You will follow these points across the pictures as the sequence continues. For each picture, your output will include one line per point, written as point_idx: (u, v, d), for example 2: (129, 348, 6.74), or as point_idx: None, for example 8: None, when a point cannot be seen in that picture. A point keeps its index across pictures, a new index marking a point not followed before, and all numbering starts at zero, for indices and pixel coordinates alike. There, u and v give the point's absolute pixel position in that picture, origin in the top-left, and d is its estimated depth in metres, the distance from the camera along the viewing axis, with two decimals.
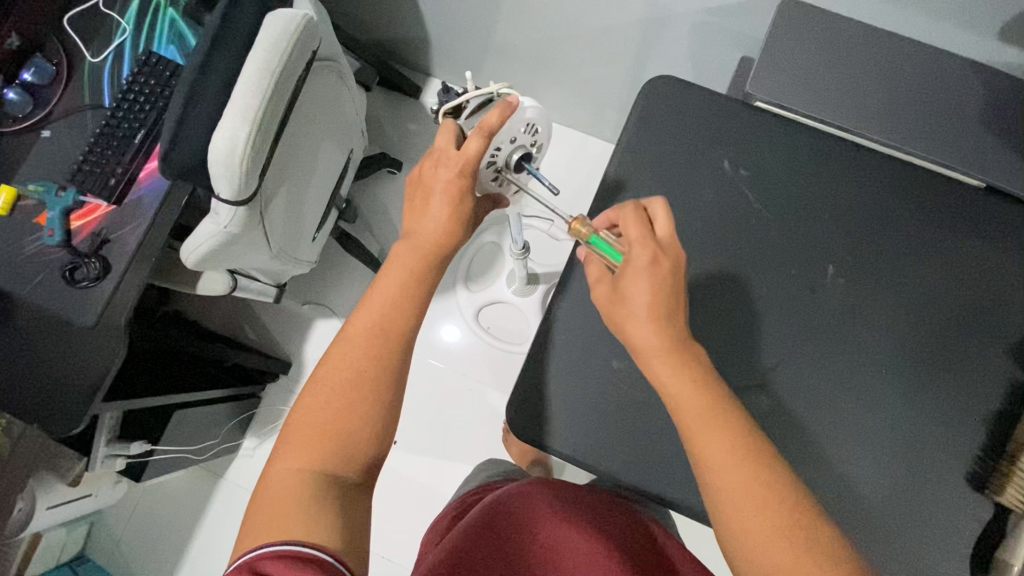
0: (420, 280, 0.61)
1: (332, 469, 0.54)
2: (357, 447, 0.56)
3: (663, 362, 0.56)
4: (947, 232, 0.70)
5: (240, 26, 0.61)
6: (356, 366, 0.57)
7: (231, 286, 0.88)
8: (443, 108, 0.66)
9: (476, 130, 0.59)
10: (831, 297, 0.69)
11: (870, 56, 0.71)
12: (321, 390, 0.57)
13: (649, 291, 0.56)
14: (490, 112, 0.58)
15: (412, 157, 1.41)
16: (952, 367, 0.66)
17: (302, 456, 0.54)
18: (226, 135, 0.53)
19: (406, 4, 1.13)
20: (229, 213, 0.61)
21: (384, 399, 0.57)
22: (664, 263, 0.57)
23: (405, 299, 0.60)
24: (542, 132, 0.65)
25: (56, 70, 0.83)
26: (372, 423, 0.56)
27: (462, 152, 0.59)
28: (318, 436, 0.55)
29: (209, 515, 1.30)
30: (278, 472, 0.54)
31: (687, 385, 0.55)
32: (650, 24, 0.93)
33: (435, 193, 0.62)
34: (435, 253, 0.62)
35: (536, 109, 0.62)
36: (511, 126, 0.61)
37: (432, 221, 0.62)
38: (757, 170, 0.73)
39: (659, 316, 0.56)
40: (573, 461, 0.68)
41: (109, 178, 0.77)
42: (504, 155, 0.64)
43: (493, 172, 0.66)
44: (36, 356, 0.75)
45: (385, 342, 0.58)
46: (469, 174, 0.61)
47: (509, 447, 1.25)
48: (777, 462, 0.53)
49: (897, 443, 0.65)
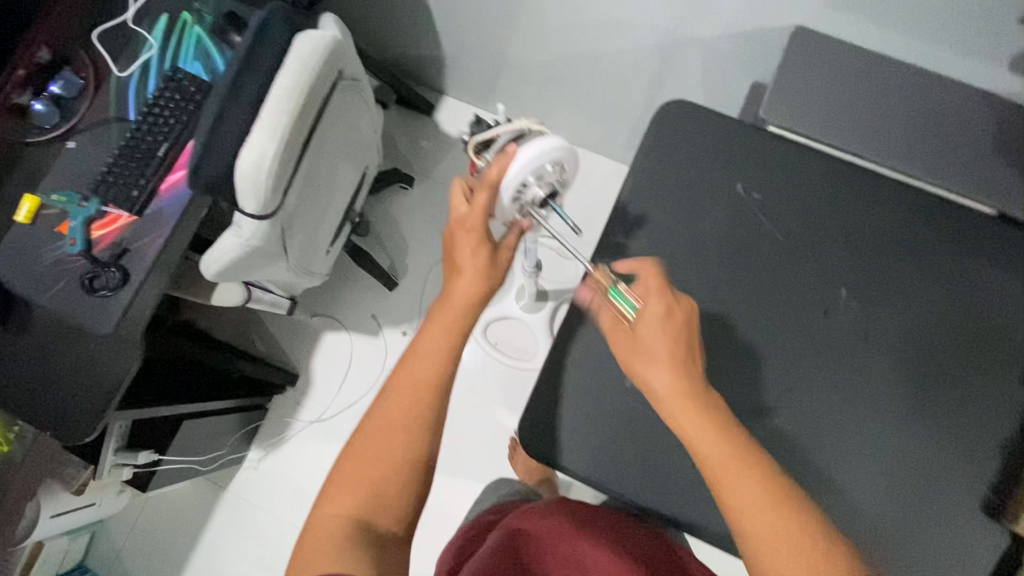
0: (457, 337, 0.65)
1: (369, 517, 0.60)
2: (392, 499, 0.61)
3: (684, 409, 0.56)
4: (961, 258, 0.70)
5: (269, 47, 0.63)
6: (392, 423, 0.63)
7: (244, 298, 0.90)
8: (471, 141, 0.64)
9: (482, 186, 0.60)
10: (844, 321, 0.69)
11: (879, 85, 0.73)
12: (360, 443, 0.63)
13: (667, 340, 0.58)
14: (492, 166, 0.60)
15: (424, 173, 1.43)
16: (966, 393, 0.66)
17: (343, 502, 0.61)
18: (255, 151, 0.54)
19: (424, 26, 1.16)
20: (252, 226, 0.62)
21: (416, 453, 0.62)
22: (678, 313, 0.59)
23: (438, 359, 0.65)
24: (568, 168, 0.63)
25: (84, 83, 0.85)
26: (404, 475, 0.62)
27: (475, 207, 0.62)
28: (358, 486, 0.61)
29: (213, 527, 1.30)
30: (321, 516, 0.60)
31: (709, 433, 0.56)
32: (664, 48, 0.95)
33: (465, 256, 0.64)
34: (467, 313, 0.65)
35: (564, 148, 0.60)
36: (533, 166, 0.58)
37: (465, 280, 0.64)
38: (771, 193, 0.74)
39: (677, 366, 0.57)
40: (584, 480, 0.68)
41: (132, 190, 0.78)
42: (530, 192, 0.62)
43: (518, 208, 0.64)
44: (52, 363, 0.76)
45: (417, 398, 0.63)
46: (484, 228, 0.63)
47: (515, 465, 1.25)
48: (802, 503, 0.54)
49: (912, 469, 0.65)
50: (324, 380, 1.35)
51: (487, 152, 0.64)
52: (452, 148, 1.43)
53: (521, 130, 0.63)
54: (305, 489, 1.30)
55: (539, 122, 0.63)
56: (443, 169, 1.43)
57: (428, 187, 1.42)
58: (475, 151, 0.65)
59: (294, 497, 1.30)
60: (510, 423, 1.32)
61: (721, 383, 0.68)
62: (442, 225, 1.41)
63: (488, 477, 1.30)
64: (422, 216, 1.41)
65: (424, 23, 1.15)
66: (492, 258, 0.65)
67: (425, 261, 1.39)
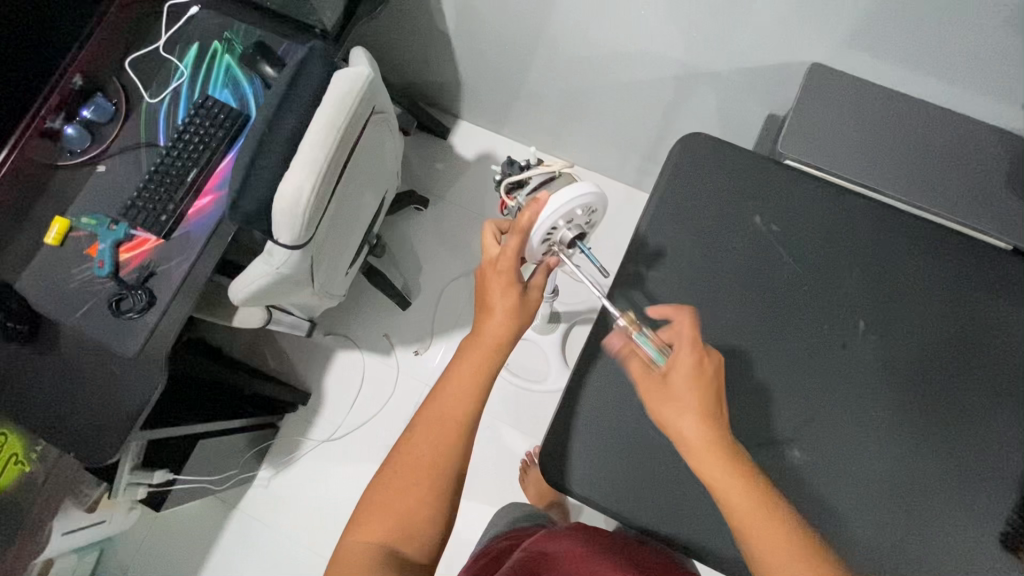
0: (485, 374, 0.68)
1: (395, 546, 0.61)
2: (418, 529, 0.62)
3: (709, 457, 0.59)
4: (978, 293, 0.71)
5: (306, 88, 0.67)
6: (420, 455, 0.65)
7: (266, 318, 0.95)
8: (507, 182, 0.76)
9: (513, 231, 0.65)
10: (862, 354, 0.70)
11: (893, 122, 0.75)
12: (388, 473, 0.65)
13: (694, 391, 0.61)
14: (523, 213, 0.64)
15: (437, 194, 1.45)
16: (986, 428, 0.67)
17: (370, 532, 0.62)
18: (293, 186, 0.58)
19: (443, 53, 1.19)
20: (283, 256, 0.65)
21: (443, 485, 0.64)
22: (706, 365, 0.62)
23: (464, 395, 0.67)
24: (597, 212, 0.68)
25: (115, 109, 0.88)
26: (430, 506, 0.63)
27: (506, 249, 0.67)
28: (385, 516, 0.62)
29: (221, 545, 1.29)
30: (349, 545, 0.62)
31: (733, 478, 0.58)
32: (679, 80, 0.97)
33: (495, 296, 0.69)
34: (495, 350, 0.68)
35: (596, 195, 0.64)
36: (565, 210, 0.63)
37: (494, 321, 0.68)
38: (788, 226, 0.75)
39: (703, 413, 0.60)
40: (606, 510, 0.68)
41: (161, 215, 0.80)
42: (560, 234, 0.66)
43: (547, 247, 0.68)
44: (78, 384, 0.78)
45: (444, 432, 0.66)
46: (514, 269, 0.68)
47: (526, 488, 1.24)
48: (819, 547, 0.56)
49: (934, 504, 0.65)
50: (335, 399, 1.36)
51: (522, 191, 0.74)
52: (466, 170, 1.45)
53: (551, 173, 0.74)
54: (315, 508, 1.30)
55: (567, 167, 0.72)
56: (456, 191, 1.45)
57: (442, 208, 1.44)
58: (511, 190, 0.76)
59: (304, 517, 1.29)
60: (521, 445, 1.32)
61: (741, 414, 0.69)
62: (455, 246, 1.42)
63: (498, 499, 1.30)
64: (436, 237, 1.43)
65: (442, 50, 1.18)
66: (521, 299, 0.69)
67: (437, 281, 1.41)
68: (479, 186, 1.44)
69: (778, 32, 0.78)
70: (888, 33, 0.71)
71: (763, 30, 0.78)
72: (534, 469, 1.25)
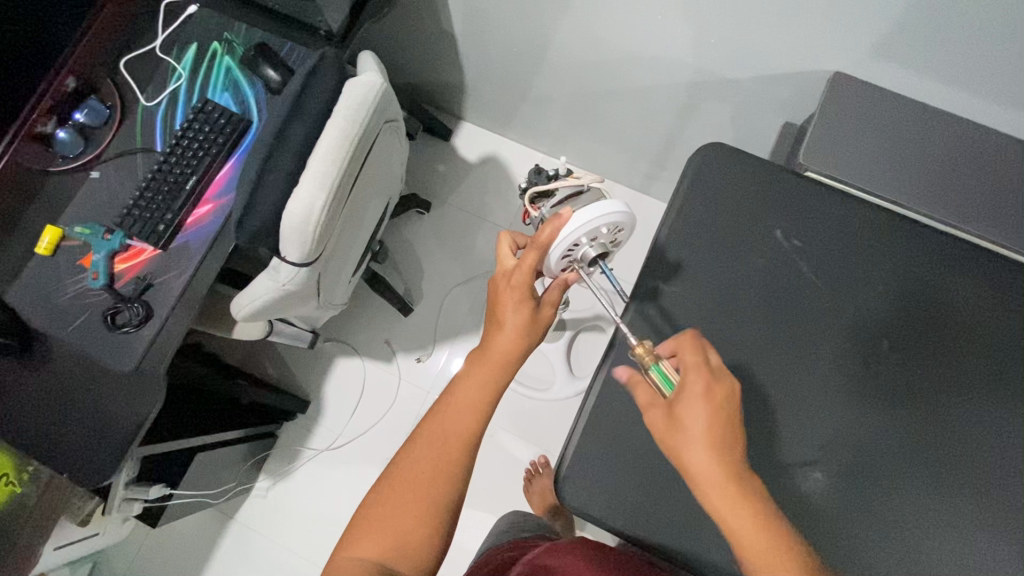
0: (491, 390, 0.65)
1: (389, 565, 0.58)
2: (414, 547, 0.58)
3: (724, 495, 0.55)
4: (1003, 310, 0.69)
5: (316, 97, 0.65)
6: (420, 474, 0.61)
7: (266, 329, 0.92)
8: (531, 192, 0.73)
9: (532, 245, 0.62)
10: (886, 374, 0.68)
11: (917, 134, 0.73)
12: (386, 487, 0.62)
13: (704, 424, 0.56)
14: (543, 228, 0.61)
15: (440, 198, 1.42)
16: (1012, 450, 0.65)
17: (363, 547, 0.59)
18: (303, 204, 0.56)
19: (448, 55, 1.16)
20: (290, 272, 0.62)
21: (442, 505, 0.60)
22: (718, 394, 0.57)
23: (470, 414, 0.64)
24: (624, 232, 0.65)
25: (110, 112, 0.85)
26: (429, 525, 0.59)
27: (522, 265, 0.64)
28: (379, 534, 0.59)
29: (218, 557, 1.26)
30: (339, 561, 0.59)
31: (748, 520, 0.54)
32: (693, 86, 0.95)
33: (506, 311, 0.65)
34: (505, 364, 0.65)
35: (624, 215, 0.62)
36: (590, 227, 0.61)
37: (504, 336, 0.65)
38: (810, 240, 0.73)
39: (717, 448, 0.55)
40: (625, 535, 0.66)
41: (158, 224, 0.77)
42: (581, 250, 0.64)
43: (567, 262, 0.66)
44: (71, 401, 0.74)
45: (446, 450, 0.62)
46: (529, 284, 0.65)
47: (530, 498, 1.22)
48: None
49: (960, 528, 0.63)
50: (335, 406, 1.33)
51: (548, 202, 0.71)
52: (469, 173, 1.42)
53: (579, 187, 0.71)
54: (315, 518, 1.27)
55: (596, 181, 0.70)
56: (459, 194, 1.42)
57: (445, 212, 1.41)
58: (533, 200, 0.74)
59: (303, 527, 1.27)
60: (525, 453, 1.30)
61: (763, 436, 0.67)
62: (458, 251, 1.39)
63: (502, 509, 1.27)
64: (438, 241, 1.40)
65: (447, 51, 1.15)
66: (534, 315, 0.65)
67: (440, 287, 1.38)
68: (483, 190, 1.42)
69: (799, 40, 0.76)
70: (915, 42, 0.69)
71: (785, 37, 0.76)
72: (539, 478, 1.23)
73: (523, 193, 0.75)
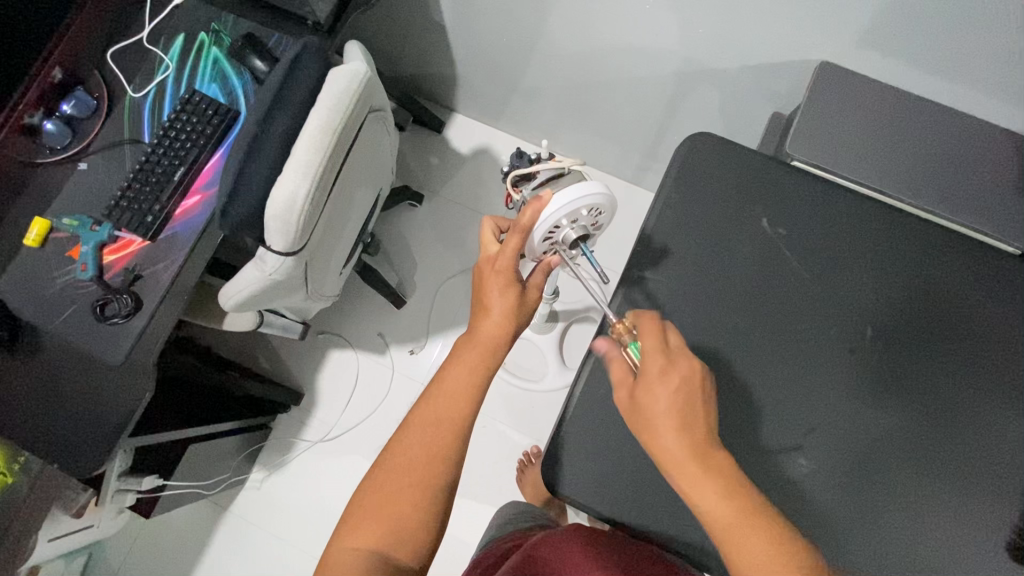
0: (481, 376, 0.65)
1: (386, 552, 0.58)
2: (407, 534, 0.59)
3: (689, 473, 0.55)
4: (985, 296, 0.70)
5: (299, 87, 0.65)
6: (414, 460, 0.61)
7: (257, 321, 0.92)
8: (513, 175, 0.75)
9: (514, 229, 0.64)
10: (869, 361, 0.69)
11: (901, 123, 0.73)
12: (379, 474, 0.62)
13: (662, 404, 0.57)
14: (525, 211, 0.63)
15: (432, 190, 1.42)
16: (991, 435, 0.66)
17: (358, 537, 0.59)
18: (287, 191, 0.58)
19: (438, 46, 1.15)
20: (277, 261, 0.64)
21: (434, 492, 0.60)
22: (675, 373, 0.58)
23: (461, 398, 0.64)
24: (604, 216, 0.68)
25: (97, 103, 0.85)
26: (423, 512, 0.60)
27: (506, 249, 0.65)
28: (376, 521, 0.59)
29: (213, 548, 1.27)
30: (338, 551, 0.59)
31: (716, 497, 0.55)
32: (682, 76, 0.95)
33: (492, 296, 0.66)
34: (493, 348, 0.66)
35: (603, 196, 0.65)
36: (570, 208, 0.63)
37: (491, 322, 0.65)
38: (795, 229, 0.73)
39: (678, 427, 0.56)
40: (609, 520, 0.67)
41: (146, 216, 0.78)
42: (562, 233, 0.67)
43: (549, 245, 0.68)
44: (61, 393, 0.75)
45: (439, 436, 0.62)
46: (513, 268, 0.66)
47: (522, 487, 1.23)
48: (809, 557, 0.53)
49: (940, 511, 0.64)
50: (329, 399, 1.33)
51: (529, 185, 0.74)
52: (462, 165, 1.42)
53: (560, 170, 0.72)
54: (309, 509, 1.28)
55: (577, 164, 0.73)
56: (452, 187, 1.42)
57: (437, 204, 1.41)
58: (516, 184, 0.75)
59: (297, 519, 1.28)
60: (517, 444, 1.31)
61: (747, 423, 0.67)
62: (450, 243, 1.40)
63: (494, 498, 1.28)
64: (431, 233, 1.40)
65: (438, 43, 1.15)
66: (520, 299, 0.66)
67: (432, 279, 1.38)
68: (475, 182, 1.42)
69: (786, 29, 0.76)
70: (900, 31, 0.69)
71: (772, 27, 0.76)
72: (531, 468, 1.24)
73: (506, 178, 0.77)
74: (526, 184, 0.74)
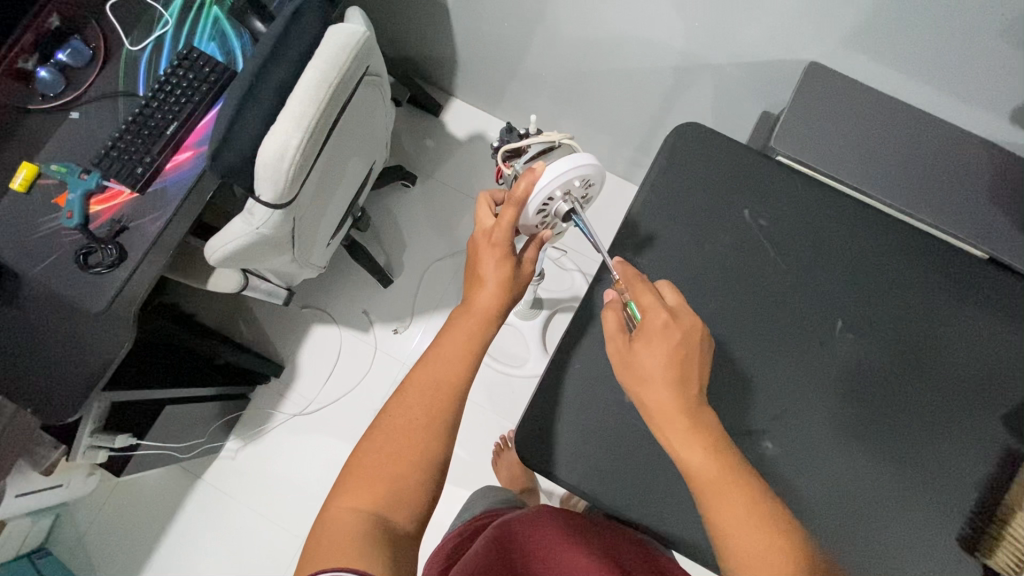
0: (476, 344, 0.66)
1: (385, 514, 0.57)
2: (406, 494, 0.58)
3: (678, 425, 0.57)
4: (952, 296, 0.72)
5: (295, 47, 0.67)
6: (413, 420, 0.61)
7: (241, 284, 0.92)
8: (505, 149, 0.76)
9: (509, 201, 0.65)
10: (838, 351, 0.71)
11: (882, 127, 0.76)
12: (376, 436, 0.61)
13: (659, 355, 0.59)
14: (519, 183, 0.65)
15: (426, 172, 1.43)
16: (950, 429, 0.68)
17: (357, 497, 0.57)
18: (279, 141, 0.60)
19: (439, 28, 1.17)
20: (265, 215, 0.66)
21: (433, 453, 0.60)
22: (676, 328, 0.59)
23: (459, 363, 0.65)
24: (594, 187, 0.70)
25: (92, 53, 0.85)
26: (421, 472, 0.59)
27: (500, 222, 0.67)
28: (376, 481, 0.58)
29: (184, 515, 1.27)
30: (334, 512, 0.57)
31: (700, 450, 0.56)
32: (680, 72, 0.97)
33: (487, 268, 0.67)
34: (489, 317, 0.67)
35: (592, 167, 0.66)
36: (562, 179, 0.65)
37: (485, 293, 0.67)
38: (775, 221, 0.76)
39: (672, 381, 0.58)
40: (578, 492, 0.68)
41: (137, 167, 0.78)
42: (555, 205, 0.68)
43: (542, 218, 0.70)
44: (39, 336, 0.75)
45: (437, 397, 0.63)
46: (508, 240, 0.67)
47: (498, 471, 1.25)
48: (787, 524, 0.54)
49: (896, 497, 0.66)
50: (309, 373, 1.33)
51: (520, 158, 0.75)
52: (457, 150, 1.43)
53: (550, 143, 0.74)
54: (283, 483, 1.27)
55: (568, 137, 0.73)
56: (446, 171, 1.43)
57: (430, 186, 1.42)
58: (507, 157, 0.76)
59: (269, 491, 1.27)
60: (494, 428, 1.32)
61: (717, 405, 0.69)
62: (441, 226, 1.40)
63: (469, 481, 1.29)
64: (422, 216, 1.41)
65: (438, 25, 1.15)
66: (515, 272, 0.68)
67: (420, 261, 1.39)
68: (469, 168, 1.43)
69: (781, 28, 0.78)
70: (887, 35, 0.71)
71: (765, 24, 0.78)
72: (507, 452, 1.25)
73: (496, 152, 0.78)
74: (517, 157, 0.75)
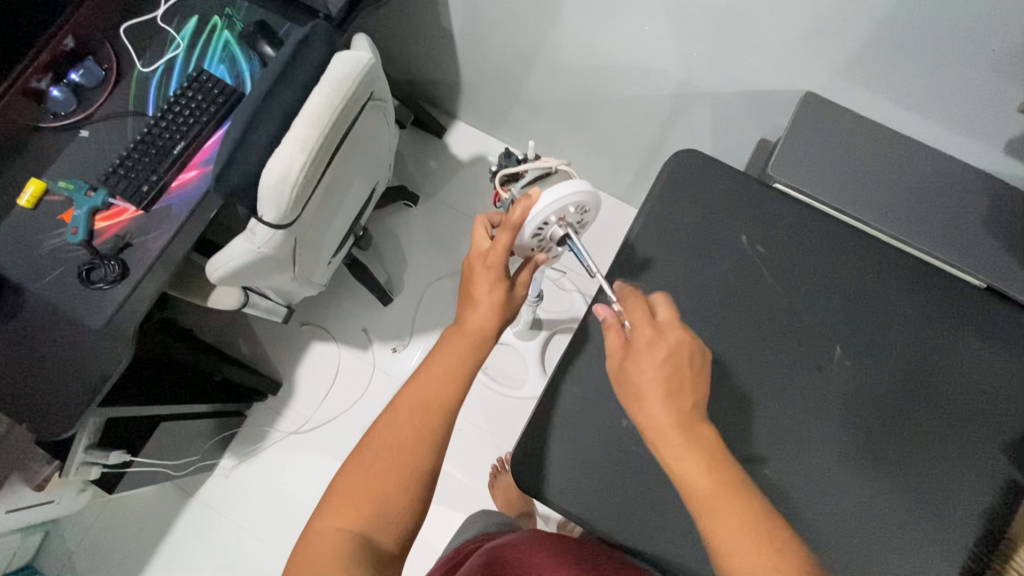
0: (468, 364, 0.66)
1: (369, 534, 0.57)
2: (391, 516, 0.58)
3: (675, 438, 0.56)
4: (952, 325, 0.72)
5: (301, 71, 0.69)
6: (402, 438, 0.61)
7: (242, 301, 0.93)
8: (504, 173, 0.77)
9: (505, 225, 0.65)
10: (835, 377, 0.71)
11: (873, 158, 0.77)
12: (364, 453, 0.60)
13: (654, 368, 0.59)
14: (515, 208, 0.65)
15: (428, 192, 1.44)
16: (951, 460, 0.67)
17: (343, 516, 0.57)
18: (283, 163, 0.61)
19: (444, 52, 1.19)
20: (266, 234, 0.67)
21: (421, 474, 0.60)
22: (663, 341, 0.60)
23: (450, 380, 0.65)
24: (590, 213, 0.71)
25: (105, 74, 0.88)
26: (408, 493, 0.59)
27: (495, 246, 0.67)
28: (362, 501, 0.58)
29: (175, 533, 1.25)
30: (317, 530, 0.57)
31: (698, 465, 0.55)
32: (678, 99, 0.98)
33: (481, 290, 0.68)
34: (481, 339, 0.67)
35: (588, 193, 0.67)
36: (559, 206, 0.66)
37: (478, 315, 0.67)
38: (773, 248, 0.76)
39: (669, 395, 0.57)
40: (572, 518, 0.67)
41: (143, 185, 0.80)
42: (550, 230, 0.69)
43: (538, 242, 0.71)
44: (36, 349, 0.75)
45: (428, 416, 0.62)
46: (501, 263, 0.67)
47: (494, 493, 1.23)
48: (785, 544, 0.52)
49: (896, 529, 0.65)
50: (306, 391, 1.33)
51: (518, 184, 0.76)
52: (459, 171, 1.45)
53: (548, 169, 0.75)
54: (277, 502, 1.26)
55: (563, 165, 0.75)
56: (448, 191, 1.44)
57: (432, 206, 1.44)
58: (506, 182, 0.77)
59: (262, 510, 1.26)
60: (491, 449, 1.31)
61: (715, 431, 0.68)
62: (442, 245, 1.41)
63: (465, 503, 1.27)
64: (424, 235, 1.42)
65: (444, 50, 1.18)
66: (508, 295, 0.68)
67: (420, 280, 1.39)
68: (470, 188, 1.44)
69: (778, 56, 0.79)
70: (880, 67, 0.73)
71: (761, 54, 0.80)
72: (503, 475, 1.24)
73: (495, 176, 0.79)
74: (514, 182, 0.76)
